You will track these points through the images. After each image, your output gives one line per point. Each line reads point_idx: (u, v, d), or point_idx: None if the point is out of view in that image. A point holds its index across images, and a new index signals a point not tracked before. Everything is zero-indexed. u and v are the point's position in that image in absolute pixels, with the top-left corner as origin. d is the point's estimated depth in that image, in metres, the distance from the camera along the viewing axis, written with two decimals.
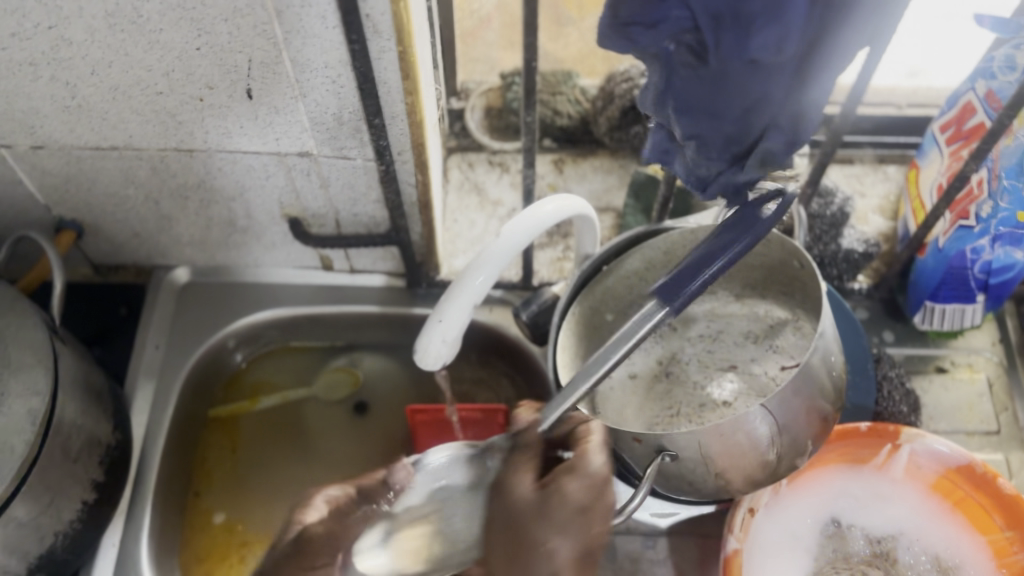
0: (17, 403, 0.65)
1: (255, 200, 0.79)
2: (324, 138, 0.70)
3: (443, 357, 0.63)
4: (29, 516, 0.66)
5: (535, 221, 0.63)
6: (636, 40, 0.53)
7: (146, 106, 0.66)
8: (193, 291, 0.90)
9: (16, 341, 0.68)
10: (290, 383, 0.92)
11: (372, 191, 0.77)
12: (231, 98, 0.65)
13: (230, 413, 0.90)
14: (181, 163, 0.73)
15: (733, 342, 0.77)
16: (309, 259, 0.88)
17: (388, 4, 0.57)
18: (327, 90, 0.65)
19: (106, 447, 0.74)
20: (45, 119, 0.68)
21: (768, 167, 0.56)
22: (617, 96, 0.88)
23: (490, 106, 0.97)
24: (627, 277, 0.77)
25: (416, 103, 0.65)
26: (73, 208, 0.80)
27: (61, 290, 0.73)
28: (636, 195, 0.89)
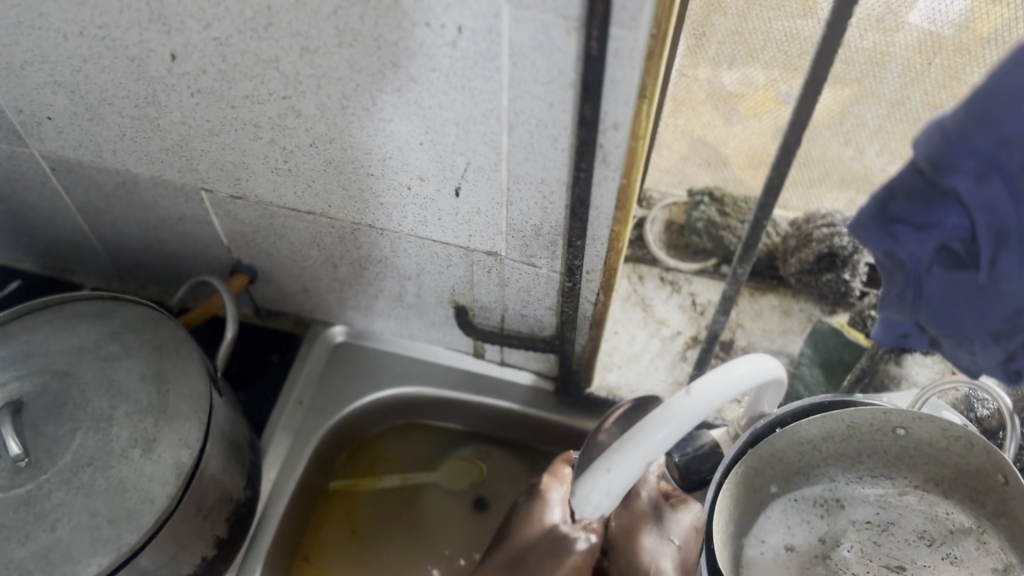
0: (167, 453, 0.65)
1: (429, 283, 0.78)
2: (516, 244, 0.68)
3: (603, 507, 0.60)
4: (154, 565, 0.65)
5: (727, 384, 0.58)
6: (898, 236, 0.49)
7: (353, 183, 0.67)
8: (345, 352, 0.90)
9: (177, 385, 0.68)
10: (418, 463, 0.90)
11: (548, 299, 0.75)
12: (438, 192, 0.65)
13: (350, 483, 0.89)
14: (370, 238, 0.74)
15: (905, 539, 0.72)
16: (463, 344, 0.87)
17: (626, 139, 0.54)
18: (534, 203, 0.63)
19: (236, 502, 0.73)
20: (252, 174, 0.69)
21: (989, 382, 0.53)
22: (814, 240, 0.84)
23: (671, 220, 0.93)
24: (800, 444, 0.72)
25: (623, 232, 0.62)
26: (253, 254, 0.81)
27: (229, 339, 0.72)
28: (815, 343, 0.84)
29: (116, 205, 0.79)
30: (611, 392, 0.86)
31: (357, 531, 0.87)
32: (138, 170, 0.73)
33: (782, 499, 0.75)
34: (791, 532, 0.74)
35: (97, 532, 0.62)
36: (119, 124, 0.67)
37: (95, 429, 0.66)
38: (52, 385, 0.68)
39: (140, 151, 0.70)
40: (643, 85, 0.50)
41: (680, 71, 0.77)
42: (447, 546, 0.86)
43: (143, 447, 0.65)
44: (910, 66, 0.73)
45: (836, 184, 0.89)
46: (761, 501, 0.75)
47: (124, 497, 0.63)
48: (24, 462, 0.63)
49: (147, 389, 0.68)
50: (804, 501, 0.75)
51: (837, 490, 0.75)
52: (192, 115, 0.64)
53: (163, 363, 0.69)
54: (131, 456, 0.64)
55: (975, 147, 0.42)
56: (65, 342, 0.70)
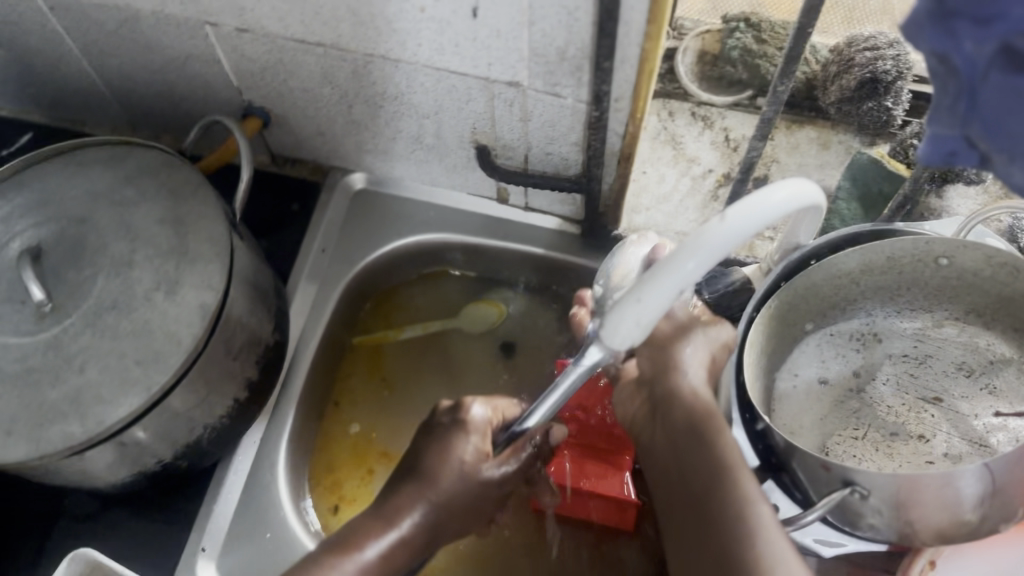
0: (189, 296, 0.64)
1: (449, 121, 0.75)
2: (539, 71, 0.64)
3: (631, 341, 0.57)
4: (185, 406, 0.66)
5: (763, 210, 0.54)
6: (955, 34, 0.42)
7: (364, 7, 0.63)
8: (365, 200, 0.88)
9: (194, 229, 0.66)
10: (445, 313, 0.90)
11: (573, 134, 0.71)
12: (454, 14, 0.61)
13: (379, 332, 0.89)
14: (384, 71, 0.70)
15: (942, 372, 0.71)
16: (486, 187, 0.84)
17: None
18: (559, 21, 0.58)
19: (264, 347, 0.73)
20: (257, 3, 0.65)
21: None
22: (856, 66, 0.79)
23: (704, 51, 0.87)
24: (838, 277, 0.70)
25: (655, 49, 0.58)
26: (264, 96, 0.77)
27: (245, 184, 0.70)
28: (853, 177, 0.80)
29: (120, 46, 0.75)
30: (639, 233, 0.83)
31: (389, 380, 0.87)
32: (138, 4, 0.69)
33: (818, 333, 0.75)
34: (826, 366, 0.74)
35: (126, 374, 0.61)
36: None
37: (116, 274, 0.65)
38: (69, 231, 0.67)
39: None
40: None
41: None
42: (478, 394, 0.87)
43: (166, 290, 0.64)
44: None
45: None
46: (796, 336, 0.74)
47: (151, 339, 0.62)
48: (48, 307, 0.63)
49: (164, 232, 0.66)
50: (839, 336, 0.74)
51: (874, 325, 0.74)
52: None
53: (179, 207, 0.67)
54: (155, 298, 0.64)
55: None
56: (80, 188, 0.69)
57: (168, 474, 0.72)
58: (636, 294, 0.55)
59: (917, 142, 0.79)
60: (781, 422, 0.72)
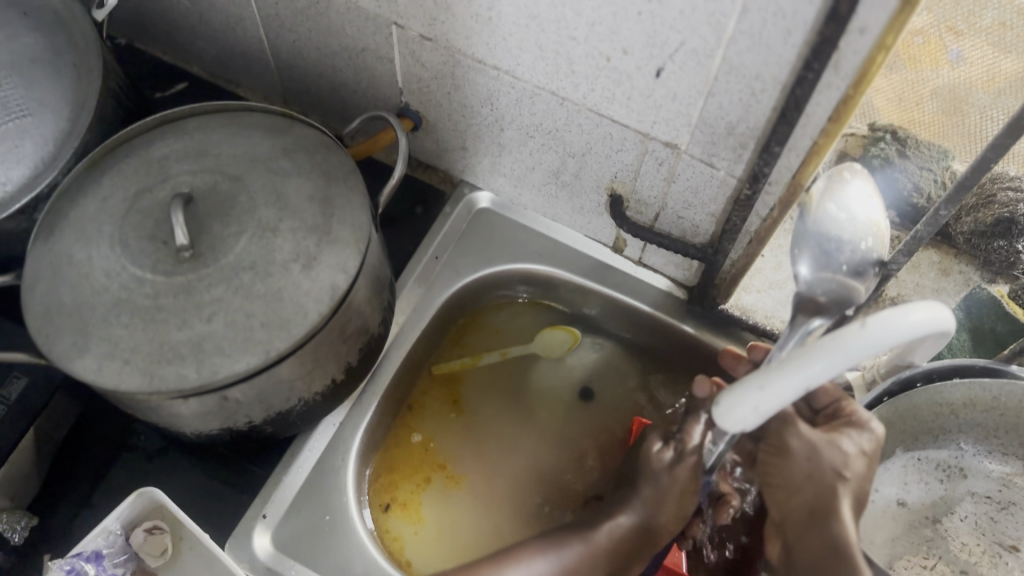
0: (324, 274, 0.66)
1: (593, 165, 0.77)
2: (701, 140, 0.66)
3: (746, 425, 0.58)
4: (290, 376, 0.68)
5: (901, 325, 0.55)
6: None
7: (553, 43, 0.65)
8: (486, 219, 0.90)
9: (340, 213, 0.69)
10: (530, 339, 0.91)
11: (713, 205, 0.73)
12: (638, 69, 0.63)
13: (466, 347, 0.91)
14: (549, 105, 0.72)
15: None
16: (606, 234, 0.86)
17: (869, 47, 0.51)
18: (738, 99, 0.60)
19: (369, 337, 0.75)
20: (450, 18, 0.68)
21: None
22: (994, 204, 0.83)
23: (845, 152, 0.87)
24: (940, 405, 0.71)
25: (828, 146, 0.59)
26: (423, 101, 0.80)
27: (395, 181, 0.71)
28: (967, 307, 0.80)
29: (302, 25, 0.79)
30: (744, 313, 0.84)
31: (466, 393, 0.89)
32: None
33: (905, 455, 0.74)
34: (907, 489, 0.73)
35: (250, 333, 0.63)
36: None
37: (259, 236, 0.67)
38: (222, 186, 0.70)
39: None
40: None
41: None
42: (556, 428, 0.88)
43: (303, 263, 0.66)
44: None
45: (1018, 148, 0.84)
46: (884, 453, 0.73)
47: (278, 306, 0.65)
48: (189, 253, 0.66)
49: (311, 208, 0.69)
50: (926, 463, 0.74)
51: (962, 459, 0.73)
52: None
53: (329, 188, 0.70)
54: (290, 268, 0.66)
55: None
56: (239, 149, 0.72)
57: (252, 435, 0.74)
58: (761, 385, 0.56)
59: None
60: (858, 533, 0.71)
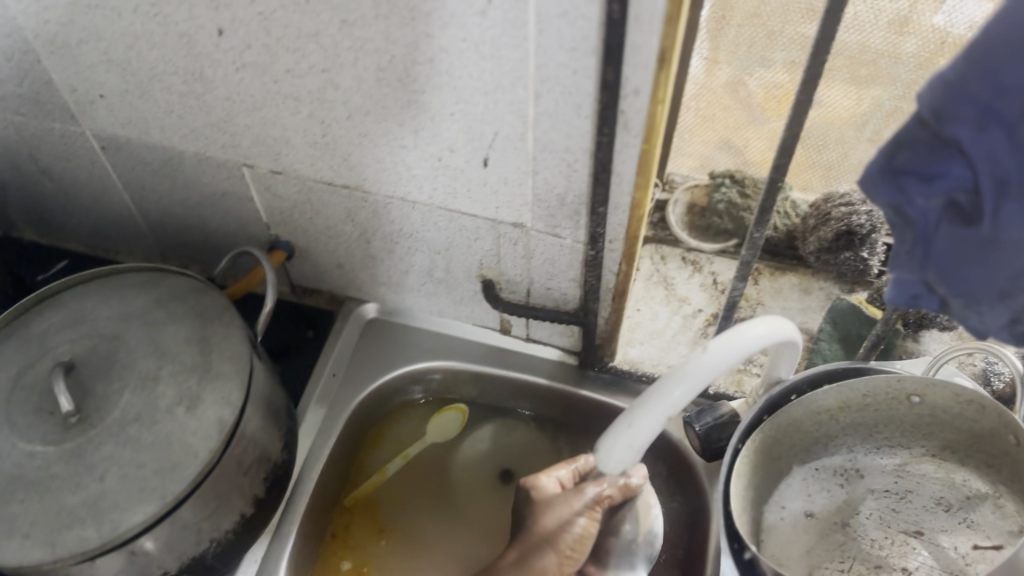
0: (210, 410, 0.68)
1: (458, 257, 0.81)
2: (541, 214, 0.71)
3: (626, 463, 0.62)
4: (195, 518, 0.68)
5: (741, 342, 0.60)
6: (905, 189, 0.52)
7: (387, 156, 0.70)
8: (377, 328, 0.93)
9: (220, 349, 0.72)
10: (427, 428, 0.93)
11: (572, 271, 0.77)
12: (466, 163, 0.68)
13: (381, 456, 0.92)
14: (402, 211, 0.77)
15: (922, 506, 0.74)
16: (490, 319, 0.90)
17: (646, 104, 0.57)
18: (559, 172, 0.66)
19: (273, 465, 0.76)
20: (291, 149, 0.72)
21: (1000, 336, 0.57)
22: (832, 219, 0.86)
23: (693, 203, 0.97)
24: (818, 413, 0.74)
25: (644, 199, 0.65)
26: (290, 231, 0.84)
27: (268, 310, 0.76)
28: (833, 320, 0.86)
29: (163, 184, 0.83)
30: (633, 366, 0.89)
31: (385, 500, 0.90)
32: (183, 146, 0.77)
33: (803, 468, 0.78)
34: (812, 499, 0.77)
35: (144, 483, 0.65)
36: (166, 100, 0.72)
37: (142, 388, 0.69)
38: (101, 348, 0.72)
39: (185, 127, 0.74)
40: (662, 49, 0.53)
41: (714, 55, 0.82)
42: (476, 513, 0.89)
43: (188, 404, 0.68)
44: (921, 62, 0.79)
45: (823, 169, 0.94)
46: (781, 469, 0.77)
47: (170, 451, 0.66)
48: (75, 418, 0.67)
49: (191, 351, 0.71)
50: (823, 471, 0.78)
51: (856, 461, 0.77)
52: (237, 89, 0.67)
53: (206, 328, 0.73)
54: (175, 413, 0.68)
55: (973, 95, 0.46)
56: (113, 310, 0.74)
57: None
58: (631, 422, 0.60)
59: None
60: (769, 553, 0.75)
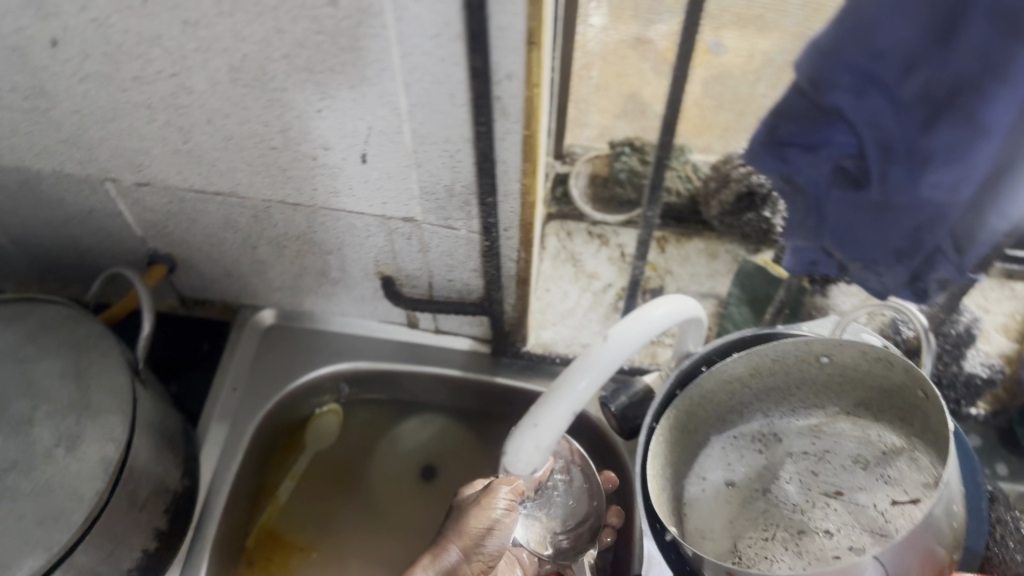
0: (92, 449, 0.64)
1: (351, 256, 0.77)
2: (431, 207, 0.68)
3: (535, 464, 0.59)
4: (92, 562, 0.64)
5: (646, 327, 0.57)
6: (791, 160, 0.50)
7: (258, 158, 0.65)
8: (277, 335, 0.89)
9: (97, 381, 0.67)
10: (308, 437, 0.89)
11: (471, 261, 0.74)
12: (344, 160, 0.64)
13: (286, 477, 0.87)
14: (284, 214, 0.72)
15: (840, 465, 0.74)
16: (394, 315, 0.86)
17: (522, 89, 0.54)
18: (442, 163, 0.62)
19: (173, 493, 0.73)
20: (154, 159, 0.67)
21: (900, 293, 0.57)
22: (733, 180, 0.84)
23: (594, 174, 0.94)
24: (730, 382, 0.73)
25: (533, 184, 0.62)
26: (168, 243, 0.79)
27: (147, 332, 0.71)
28: (741, 283, 0.85)
29: (24, 205, 0.77)
30: (547, 348, 0.87)
31: (293, 525, 0.86)
32: (37, 164, 0.71)
33: (720, 438, 0.78)
34: (732, 468, 0.76)
35: (27, 535, 0.60)
36: (8, 117, 0.65)
37: (16, 432, 0.64)
38: None
39: (36, 145, 0.68)
40: (529, 31, 0.49)
41: (599, 22, 0.79)
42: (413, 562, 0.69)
43: (67, 445, 0.64)
44: (807, 12, 0.75)
45: (722, 129, 0.92)
46: (698, 442, 0.77)
47: (52, 498, 0.61)
48: None
49: (68, 387, 0.66)
50: (741, 438, 0.77)
51: (773, 425, 0.77)
52: (82, 101, 0.62)
53: (81, 360, 0.68)
54: (54, 456, 0.63)
55: (850, 64, 0.43)
56: None
57: None
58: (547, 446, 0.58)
59: None
60: (692, 527, 0.74)
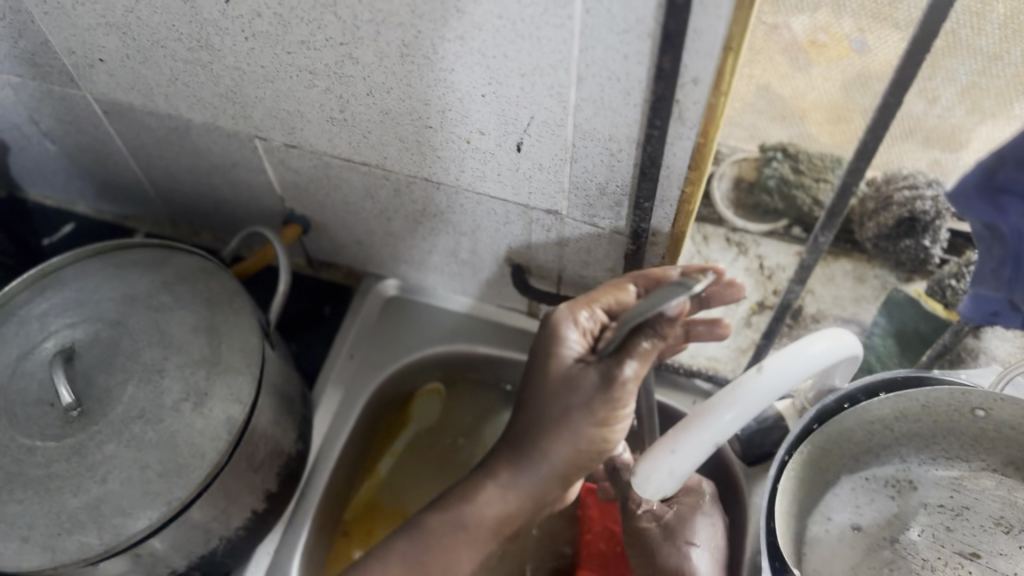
0: (217, 407, 0.64)
1: (485, 240, 0.75)
2: (580, 204, 0.65)
3: (666, 490, 0.56)
4: (204, 518, 0.65)
5: (802, 361, 0.54)
6: (1005, 209, 0.46)
7: (411, 135, 0.63)
8: (397, 307, 0.88)
9: (227, 339, 0.67)
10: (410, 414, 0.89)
11: (610, 261, 0.71)
12: (498, 147, 0.61)
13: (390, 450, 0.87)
14: (426, 192, 0.70)
15: (980, 525, 0.66)
16: (517, 302, 0.83)
17: (706, 94, 0.50)
18: (601, 161, 0.59)
19: (285, 458, 0.73)
20: (306, 123, 0.66)
21: None
22: (894, 204, 0.79)
23: (740, 177, 0.90)
24: (871, 422, 0.70)
25: (695, 193, 0.58)
26: (305, 205, 0.79)
27: (281, 295, 0.71)
28: (890, 313, 0.80)
29: (172, 152, 0.78)
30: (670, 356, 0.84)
31: (394, 497, 0.85)
32: (191, 115, 0.71)
33: (851, 477, 0.73)
34: (860, 511, 0.71)
35: (148, 486, 0.60)
36: (170, 68, 0.65)
37: (146, 381, 0.64)
38: (104, 335, 0.66)
39: (193, 96, 0.68)
40: (729, 37, 0.46)
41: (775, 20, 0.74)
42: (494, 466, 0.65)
43: (194, 401, 0.64)
44: None
45: (885, 144, 0.86)
46: (826, 479, 0.73)
47: (174, 452, 0.62)
48: (77, 413, 0.62)
49: (199, 342, 0.67)
50: (874, 481, 0.72)
51: (910, 471, 0.70)
52: (246, 59, 0.61)
53: (214, 316, 0.68)
54: (181, 410, 0.64)
55: None
56: (114, 291, 0.69)
57: None
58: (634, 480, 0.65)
59: (955, 283, 0.78)
60: (811, 566, 0.71)
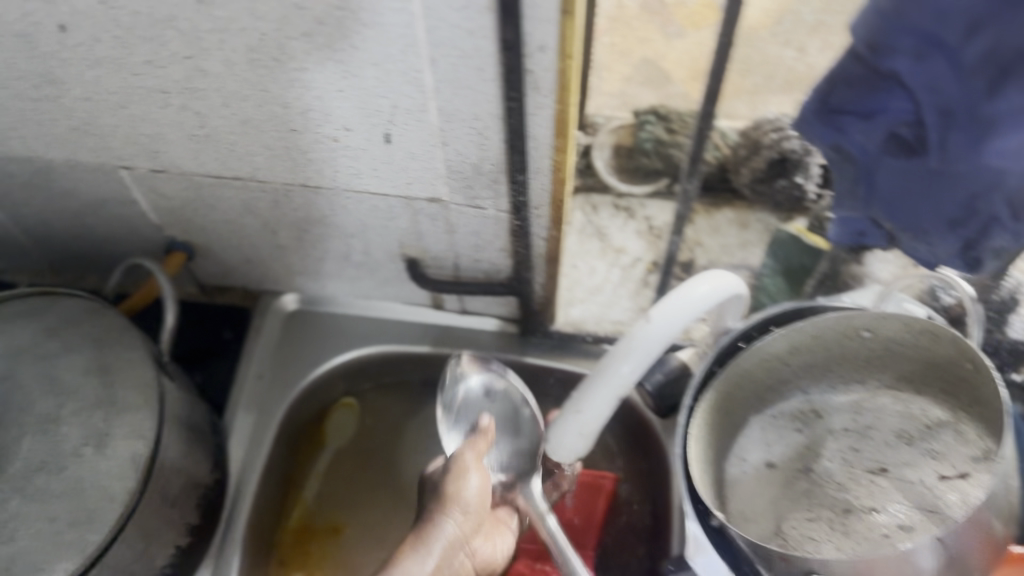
0: (121, 446, 0.62)
1: (374, 238, 0.75)
2: (459, 187, 0.65)
3: (578, 450, 0.59)
4: (126, 562, 0.63)
5: (690, 304, 0.55)
6: (845, 127, 0.49)
7: (279, 141, 0.63)
8: (299, 320, 0.87)
9: (121, 377, 0.65)
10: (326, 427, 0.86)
11: (499, 240, 0.72)
12: (367, 141, 0.61)
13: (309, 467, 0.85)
14: (305, 198, 0.70)
15: (884, 441, 0.70)
16: (418, 297, 0.83)
17: (554, 60, 0.51)
18: (470, 141, 0.59)
19: (203, 488, 0.71)
20: (170, 145, 0.65)
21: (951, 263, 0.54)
22: (764, 147, 0.81)
23: (619, 144, 0.90)
24: (769, 360, 0.71)
25: (565, 160, 0.59)
26: (186, 230, 0.77)
27: (171, 324, 0.70)
28: (775, 252, 0.82)
29: (38, 196, 0.75)
30: (577, 327, 0.85)
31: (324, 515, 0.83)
32: (49, 154, 0.68)
33: (760, 418, 0.75)
34: (771, 449, 0.74)
35: (59, 537, 0.59)
36: (18, 107, 0.63)
37: (42, 432, 0.62)
38: None
39: (47, 133, 0.66)
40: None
41: None
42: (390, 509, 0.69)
43: (96, 444, 0.62)
44: None
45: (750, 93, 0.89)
46: (737, 420, 0.75)
47: (83, 499, 0.60)
48: None
49: (92, 383, 0.65)
50: (781, 417, 0.75)
51: (812, 402, 0.74)
52: (95, 87, 0.59)
53: (104, 354, 0.66)
54: (83, 455, 0.62)
55: (912, 23, 0.42)
56: None
57: None
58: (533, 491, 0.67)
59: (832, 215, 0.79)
60: (734, 508, 0.72)
